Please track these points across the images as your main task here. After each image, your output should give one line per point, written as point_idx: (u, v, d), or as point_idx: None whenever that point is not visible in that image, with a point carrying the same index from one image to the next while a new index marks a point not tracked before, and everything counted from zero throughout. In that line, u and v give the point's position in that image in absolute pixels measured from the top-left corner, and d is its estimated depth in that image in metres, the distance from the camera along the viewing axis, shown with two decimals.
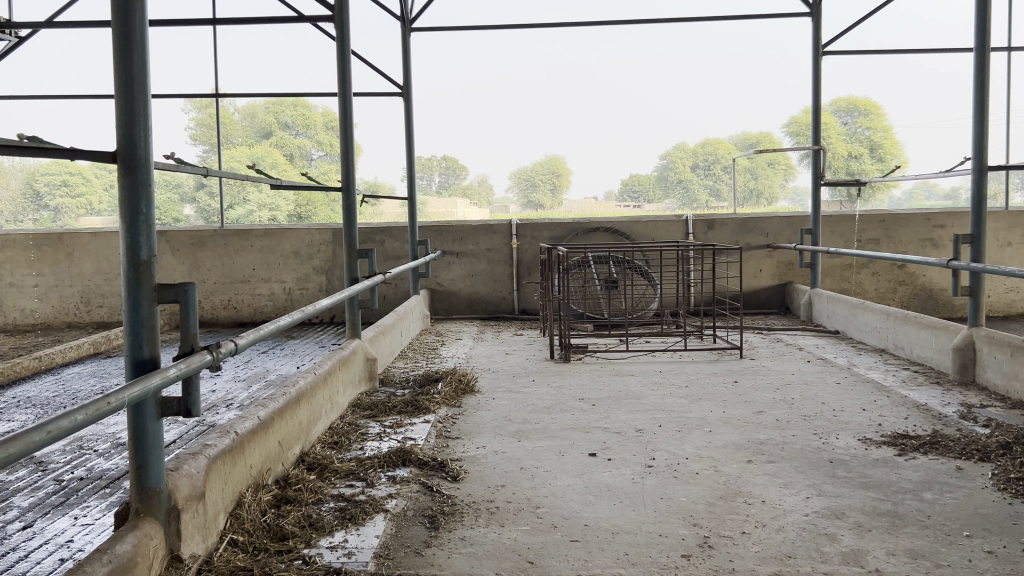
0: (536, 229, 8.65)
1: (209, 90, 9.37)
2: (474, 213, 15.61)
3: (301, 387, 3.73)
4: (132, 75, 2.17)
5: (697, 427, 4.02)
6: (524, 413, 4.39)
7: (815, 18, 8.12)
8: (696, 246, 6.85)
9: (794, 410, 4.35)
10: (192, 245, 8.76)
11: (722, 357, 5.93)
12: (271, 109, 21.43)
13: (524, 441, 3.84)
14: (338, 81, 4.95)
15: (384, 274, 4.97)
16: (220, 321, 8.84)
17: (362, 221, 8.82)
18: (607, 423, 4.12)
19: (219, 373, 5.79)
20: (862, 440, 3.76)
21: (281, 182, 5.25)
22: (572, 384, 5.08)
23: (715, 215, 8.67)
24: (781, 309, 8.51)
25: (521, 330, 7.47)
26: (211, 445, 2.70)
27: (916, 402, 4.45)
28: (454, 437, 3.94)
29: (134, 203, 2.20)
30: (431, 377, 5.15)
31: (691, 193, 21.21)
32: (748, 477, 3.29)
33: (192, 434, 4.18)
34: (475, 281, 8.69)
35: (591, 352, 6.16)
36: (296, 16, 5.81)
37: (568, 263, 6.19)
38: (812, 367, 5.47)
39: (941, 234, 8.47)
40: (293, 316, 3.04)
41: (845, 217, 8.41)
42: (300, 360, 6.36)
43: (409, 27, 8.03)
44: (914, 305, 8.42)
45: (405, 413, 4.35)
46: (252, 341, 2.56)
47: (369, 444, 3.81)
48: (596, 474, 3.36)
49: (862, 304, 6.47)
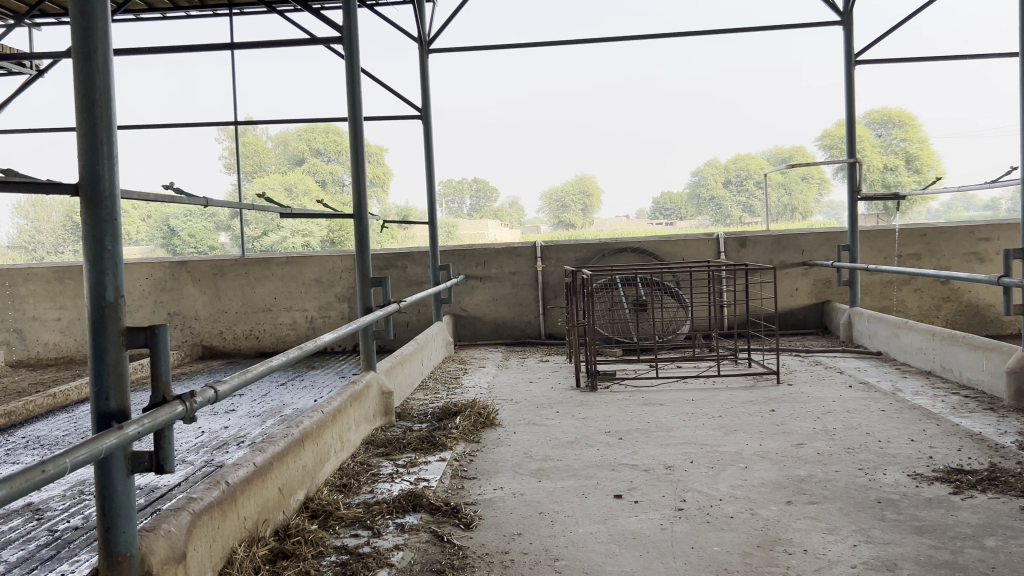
0: (561, 251, 8.42)
1: (229, 119, 9.32)
2: (503, 236, 15.46)
3: (306, 426, 3.53)
4: (94, 98, 1.98)
5: (731, 463, 3.74)
6: (548, 448, 4.14)
7: (846, 28, 7.82)
8: (728, 266, 6.56)
9: (837, 441, 4.05)
10: (214, 275, 8.66)
11: (758, 382, 5.63)
12: (303, 135, 21.70)
13: (544, 481, 3.60)
14: (349, 107, 4.78)
15: (398, 303, 4.75)
16: (242, 351, 8.70)
17: (383, 247, 8.64)
18: (634, 460, 3.86)
19: (235, 408, 5.62)
20: (913, 476, 3.45)
21: (292, 211, 5.06)
22: (599, 415, 4.81)
23: (747, 233, 8.38)
24: (819, 329, 8.17)
25: (548, 356, 7.21)
26: (196, 499, 2.49)
27: (968, 431, 4.11)
28: (471, 478, 3.70)
29: (99, 238, 2.00)
30: (450, 409, 4.90)
31: (724, 209, 20.67)
32: (788, 521, 3.00)
33: (197, 477, 3.99)
34: (500, 305, 8.47)
35: (619, 379, 5.87)
36: (306, 39, 5.65)
37: (592, 287, 5.95)
38: (853, 392, 5.15)
39: (986, 247, 8.07)
40: (288, 354, 2.84)
41: (884, 232, 8.09)
42: (318, 392, 6.15)
43: (427, 48, 7.90)
44: (959, 322, 8.03)
45: (420, 450, 4.12)
46: (236, 387, 2.33)
47: (380, 486, 3.59)
48: (621, 518, 3.09)
49: (906, 323, 6.13)
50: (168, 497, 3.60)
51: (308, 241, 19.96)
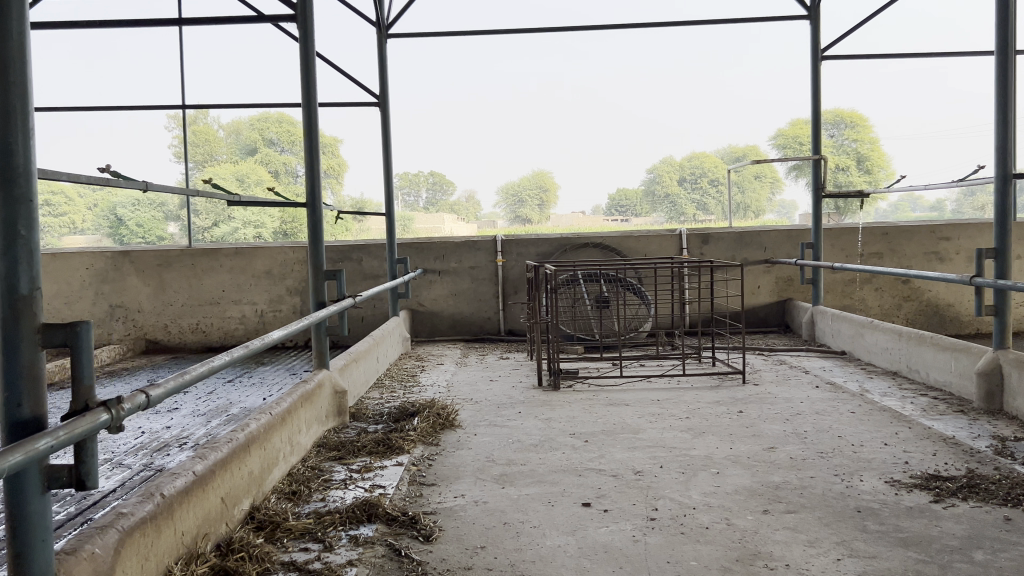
0: (522, 246, 8.23)
1: (176, 105, 8.93)
2: (459, 230, 15.20)
3: (252, 430, 3.27)
4: (4, 59, 1.72)
5: (703, 469, 3.58)
6: (510, 452, 3.94)
7: (814, 22, 7.72)
8: (692, 262, 6.44)
9: (809, 445, 3.92)
10: (159, 265, 8.29)
11: (724, 382, 5.50)
12: (257, 125, 21.08)
13: (509, 488, 3.39)
14: (302, 90, 4.51)
15: (354, 297, 4.48)
16: (187, 345, 8.36)
17: (338, 239, 8.36)
18: (602, 464, 3.68)
19: (178, 407, 5.32)
20: (890, 483, 3.32)
21: (240, 198, 4.77)
22: (562, 416, 4.63)
23: (709, 229, 8.29)
24: (781, 327, 8.11)
25: (508, 353, 7.01)
26: (126, 514, 2.23)
27: (941, 434, 4.02)
28: (429, 484, 3.48)
29: (9, 223, 1.74)
30: (407, 410, 4.67)
31: (678, 207, 20.97)
32: (767, 532, 2.84)
33: (135, 482, 3.75)
34: (459, 300, 8.25)
35: (582, 379, 5.69)
36: (257, 16, 5.33)
37: (556, 282, 5.77)
38: (821, 393, 5.04)
39: (947, 247, 8.07)
40: (232, 354, 2.59)
41: (847, 230, 8.05)
42: (268, 390, 5.87)
43: (386, 33, 7.63)
44: (919, 321, 8.02)
45: (375, 454, 3.89)
46: (171, 392, 2.08)
47: (332, 494, 3.35)
48: (590, 530, 2.90)
49: (870, 323, 6.06)
50: (102, 506, 3.36)
51: (260, 232, 19.65)
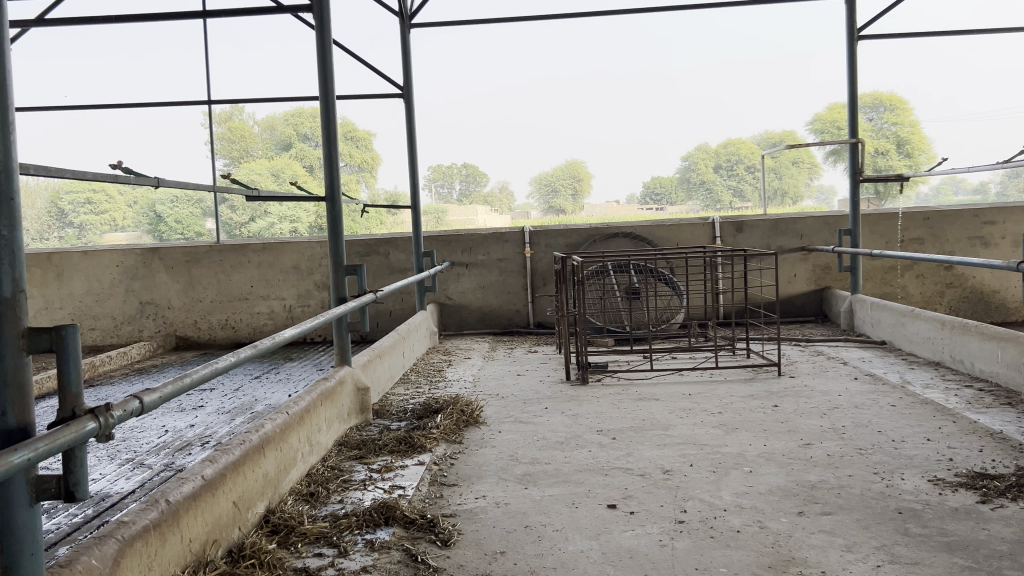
0: (551, 237, 8.09)
1: (202, 102, 8.89)
2: (490, 222, 15.08)
3: (267, 430, 3.19)
4: None
5: (735, 467, 3.44)
6: (534, 450, 3.83)
7: (851, 2, 7.45)
8: (725, 251, 6.26)
9: (848, 441, 3.75)
10: (187, 262, 8.30)
11: (758, 375, 5.33)
12: (291, 120, 21.08)
13: (532, 489, 3.28)
14: (320, 82, 4.42)
15: (375, 292, 4.38)
16: (217, 342, 8.36)
17: (364, 233, 8.29)
18: (630, 463, 3.55)
19: (203, 404, 5.28)
20: (933, 481, 3.15)
21: (260, 193, 4.71)
22: (590, 412, 4.50)
23: (743, 217, 8.07)
24: (818, 317, 7.89)
25: (536, 347, 6.88)
26: (127, 523, 2.15)
27: (988, 428, 3.83)
28: (451, 485, 3.38)
29: None
30: (431, 406, 4.58)
31: (714, 194, 20.27)
32: (802, 536, 2.70)
33: (155, 483, 3.71)
34: (487, 293, 8.15)
35: (611, 373, 5.54)
36: (275, 7, 5.24)
37: (583, 274, 5.63)
38: (860, 386, 4.85)
39: (991, 231, 7.79)
40: (239, 354, 2.50)
41: (886, 215, 7.79)
42: (293, 387, 5.82)
43: (409, 22, 7.50)
44: (964, 308, 7.75)
45: (396, 452, 3.80)
46: (168, 397, 2.00)
47: (350, 495, 3.26)
48: (615, 534, 2.78)
49: (912, 311, 5.84)
50: (119, 508, 3.32)
51: (296, 227, 19.75)
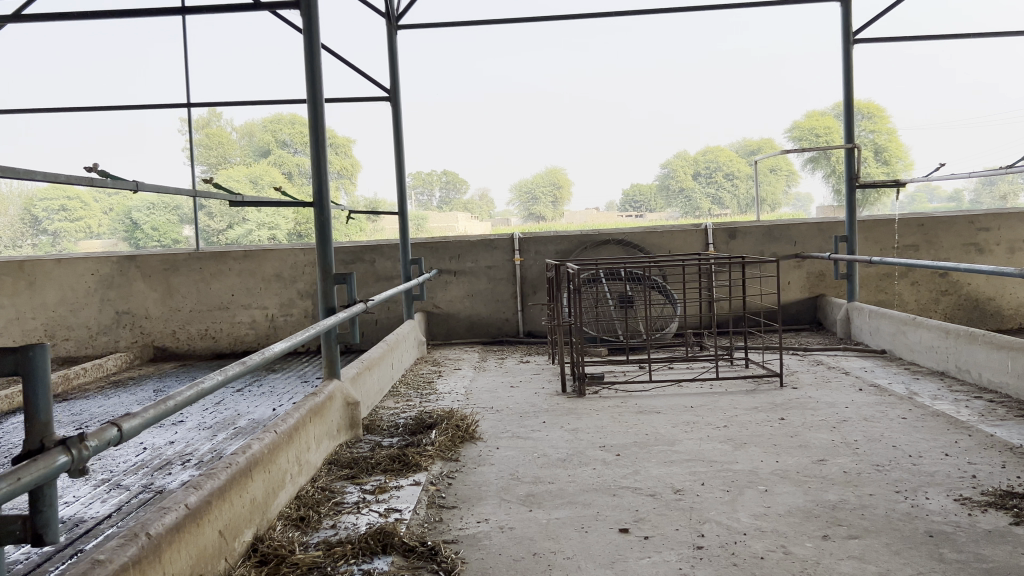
0: (541, 244, 7.92)
1: (181, 105, 8.61)
2: (474, 229, 14.88)
3: (255, 451, 2.98)
4: None
5: (750, 486, 3.27)
6: (536, 468, 3.64)
7: (845, 6, 7.34)
8: (721, 258, 6.11)
9: (863, 457, 3.59)
10: (165, 270, 8.04)
11: (760, 386, 5.17)
12: (270, 127, 20.96)
13: (537, 511, 3.09)
14: (307, 81, 4.21)
15: (366, 302, 4.17)
16: (197, 352, 8.11)
17: (349, 240, 8.07)
18: (638, 482, 3.37)
19: (183, 420, 5.04)
20: (961, 501, 2.99)
21: (243, 199, 4.48)
22: (591, 426, 4.32)
23: (736, 223, 7.94)
24: (813, 325, 7.77)
25: (528, 356, 6.70)
26: (104, 562, 1.93)
27: (1005, 442, 3.68)
28: (450, 507, 3.19)
29: None
30: (424, 421, 4.37)
31: (694, 201, 20.37)
32: (832, 562, 2.53)
33: (132, 507, 3.47)
34: (475, 302, 7.96)
35: (608, 385, 5.35)
36: (257, 3, 5.00)
37: (579, 281, 5.45)
38: (866, 397, 4.70)
39: (986, 238, 7.71)
40: (225, 373, 2.29)
41: (881, 221, 7.69)
42: (278, 400, 5.58)
43: (396, 24, 7.30)
44: (958, 316, 7.66)
45: (390, 472, 3.60)
46: (148, 424, 1.78)
47: (344, 519, 3.06)
48: (631, 562, 2.59)
49: (913, 319, 5.72)
50: (95, 535, 3.10)
51: (275, 234, 19.48)
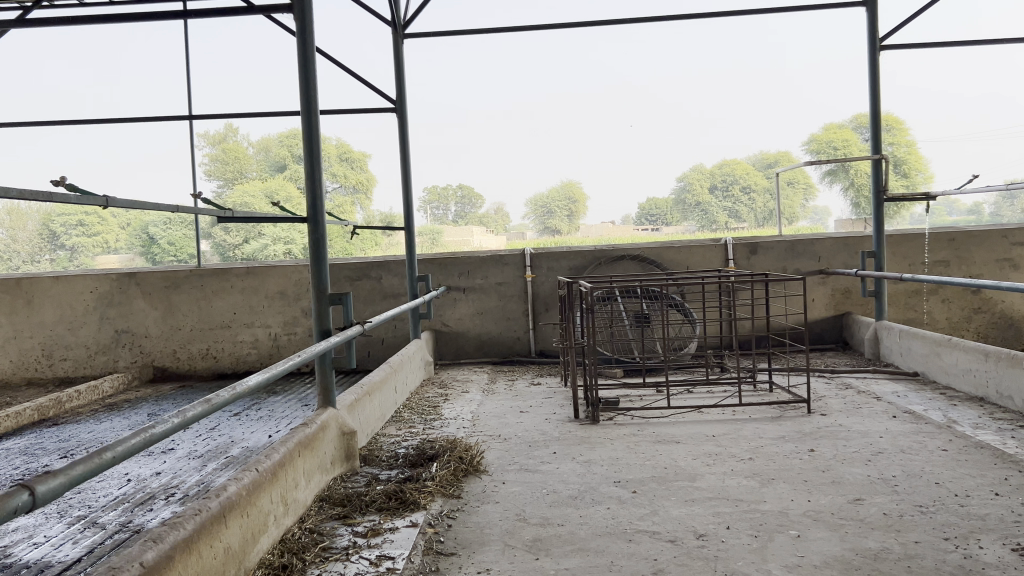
0: (553, 259, 7.63)
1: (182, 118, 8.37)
2: (488, 244, 14.61)
3: (231, 493, 2.69)
4: None
5: (780, 530, 2.95)
6: (545, 508, 3.32)
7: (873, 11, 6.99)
8: (743, 276, 5.79)
9: (904, 496, 3.26)
10: (166, 287, 7.81)
11: (786, 413, 4.85)
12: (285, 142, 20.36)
13: (544, 559, 2.78)
14: (301, 91, 3.95)
15: (363, 324, 3.89)
16: (197, 372, 7.86)
17: (355, 256, 7.82)
18: (656, 525, 3.06)
19: (173, 448, 4.77)
20: (1020, 551, 2.67)
21: (233, 214, 4.21)
22: (605, 457, 4.01)
23: (758, 237, 7.63)
24: (839, 344, 7.44)
25: (539, 378, 6.42)
26: None
27: None
28: (448, 554, 2.88)
29: None
30: (425, 453, 4.07)
31: (711, 216, 19.88)
32: None
33: (106, 548, 3.17)
34: (485, 320, 7.68)
35: (624, 411, 5.03)
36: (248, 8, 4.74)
37: (592, 299, 5.15)
38: (902, 425, 4.37)
39: (1020, 253, 7.36)
40: (180, 416, 2.02)
41: (911, 236, 7.36)
42: (275, 425, 5.30)
43: (401, 33, 7.03)
44: (993, 334, 7.30)
45: (385, 511, 3.30)
46: (75, 481, 1.54)
47: (331, 568, 2.76)
48: None
49: (949, 340, 5.38)
50: None
51: (291, 249, 19.27)
